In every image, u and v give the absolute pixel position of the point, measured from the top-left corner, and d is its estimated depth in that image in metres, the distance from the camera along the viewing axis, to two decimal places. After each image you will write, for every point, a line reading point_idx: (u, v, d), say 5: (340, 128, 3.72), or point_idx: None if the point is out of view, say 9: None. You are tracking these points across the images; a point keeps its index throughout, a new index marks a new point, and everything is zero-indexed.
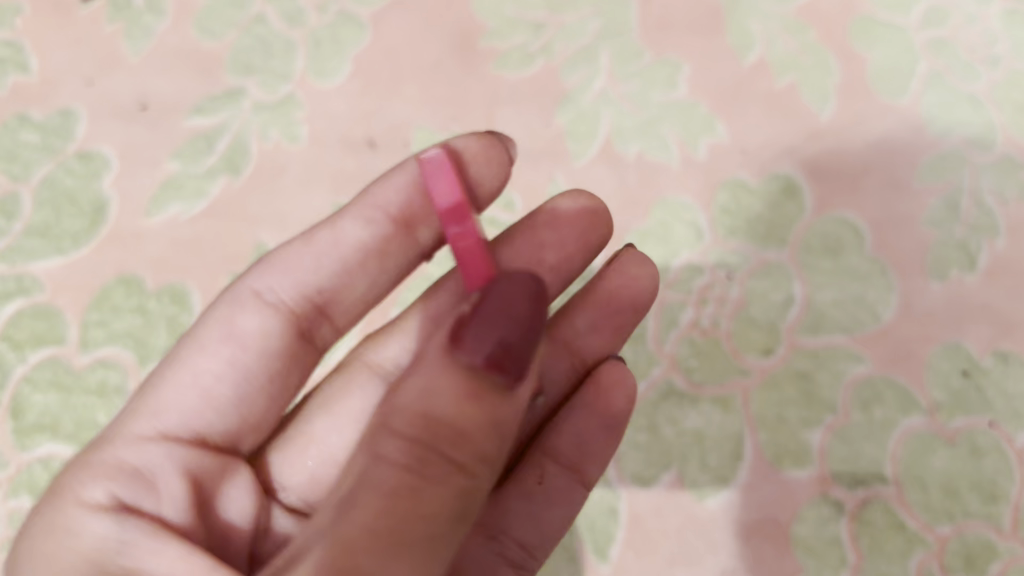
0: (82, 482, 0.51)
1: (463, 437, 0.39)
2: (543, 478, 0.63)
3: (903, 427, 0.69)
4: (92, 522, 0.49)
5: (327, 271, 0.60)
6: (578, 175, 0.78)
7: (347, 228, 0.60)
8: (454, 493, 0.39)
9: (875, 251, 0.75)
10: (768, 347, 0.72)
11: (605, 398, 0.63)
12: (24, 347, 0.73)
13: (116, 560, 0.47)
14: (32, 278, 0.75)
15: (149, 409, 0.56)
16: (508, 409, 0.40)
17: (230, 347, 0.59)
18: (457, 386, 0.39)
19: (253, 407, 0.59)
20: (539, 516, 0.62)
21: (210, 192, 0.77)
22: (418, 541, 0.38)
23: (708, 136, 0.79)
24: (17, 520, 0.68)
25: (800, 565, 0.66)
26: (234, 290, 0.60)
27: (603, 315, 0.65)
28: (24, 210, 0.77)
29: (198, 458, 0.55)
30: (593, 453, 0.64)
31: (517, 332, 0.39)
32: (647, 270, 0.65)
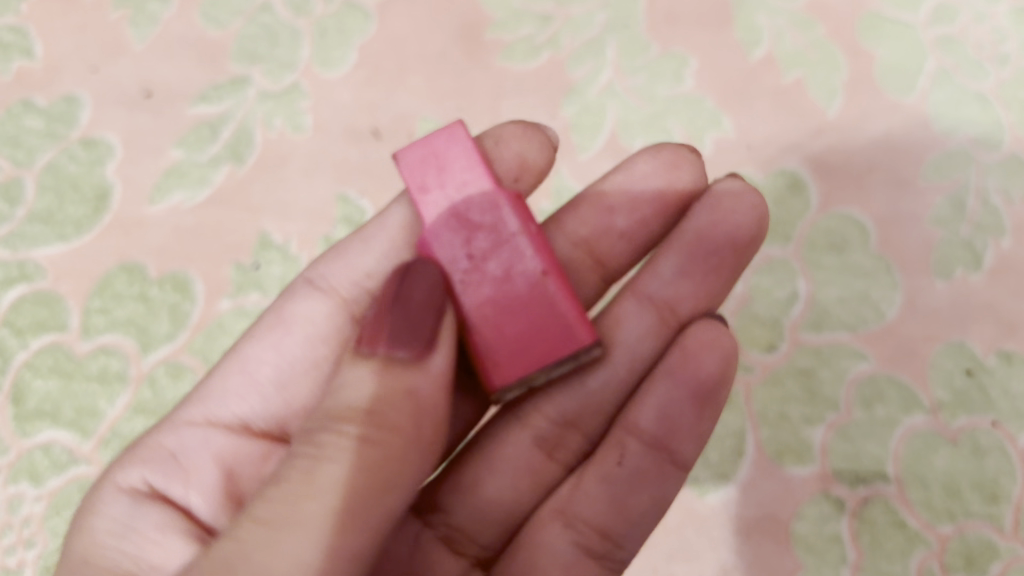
0: (120, 464, 0.56)
1: (369, 415, 0.43)
2: (624, 457, 0.57)
3: (904, 426, 0.69)
4: (113, 503, 0.54)
5: (378, 254, 0.59)
6: (583, 169, 0.78)
7: (394, 214, 0.59)
8: (363, 466, 0.41)
9: (879, 248, 0.74)
10: (771, 343, 0.72)
11: (693, 360, 0.56)
12: (26, 333, 0.73)
13: (123, 542, 0.51)
14: (34, 264, 0.75)
15: (200, 395, 0.59)
16: (420, 381, 0.44)
17: (283, 331, 0.59)
18: (366, 371, 0.44)
19: (297, 394, 0.58)
20: (622, 500, 0.58)
21: (214, 180, 0.77)
22: (330, 515, 0.40)
23: (714, 131, 0.79)
24: (17, 506, 0.68)
25: (800, 563, 0.66)
26: (294, 282, 0.61)
27: (696, 260, 0.60)
28: (27, 195, 0.77)
29: (235, 446, 0.57)
30: (684, 429, 0.57)
31: (418, 321, 0.44)
32: (740, 204, 0.60)
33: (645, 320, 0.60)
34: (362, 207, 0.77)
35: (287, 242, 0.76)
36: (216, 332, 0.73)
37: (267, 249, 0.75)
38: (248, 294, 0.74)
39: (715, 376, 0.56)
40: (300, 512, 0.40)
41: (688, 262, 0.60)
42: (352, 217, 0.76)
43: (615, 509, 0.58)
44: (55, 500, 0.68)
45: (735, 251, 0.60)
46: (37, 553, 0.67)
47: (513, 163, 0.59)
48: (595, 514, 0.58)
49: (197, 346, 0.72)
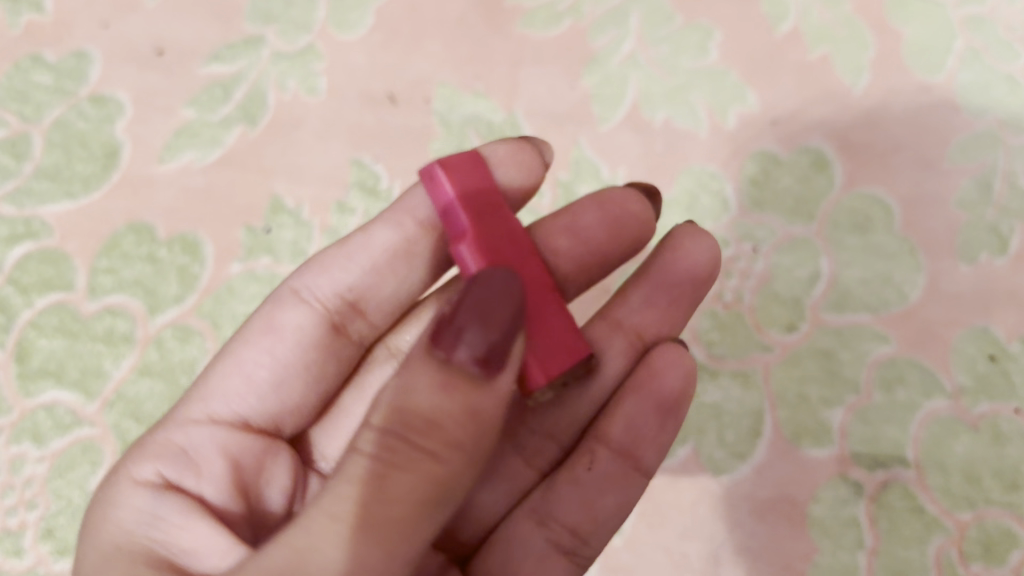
0: (133, 460, 0.51)
1: (433, 427, 0.38)
2: (594, 463, 0.57)
3: (925, 410, 0.68)
4: (131, 498, 0.48)
5: (361, 272, 0.57)
6: (604, 140, 0.76)
7: (376, 234, 0.56)
8: (425, 480, 0.38)
9: (903, 230, 0.73)
10: (792, 323, 0.70)
11: (658, 378, 0.57)
12: (31, 291, 0.71)
13: (150, 534, 0.46)
14: (41, 221, 0.73)
15: (195, 394, 0.55)
16: (485, 400, 0.39)
17: (271, 338, 0.56)
18: (433, 380, 0.38)
19: (293, 395, 0.56)
20: (591, 501, 0.56)
21: (225, 141, 0.75)
22: (389, 523, 0.37)
23: (738, 105, 0.77)
24: (18, 467, 0.67)
25: (816, 546, 0.64)
26: (274, 294, 0.58)
27: (665, 293, 0.60)
28: (34, 150, 0.76)
29: (238, 442, 0.53)
30: (647, 437, 0.57)
31: (491, 326, 0.38)
32: (702, 245, 0.60)
33: (615, 342, 0.59)
34: (376, 172, 0.75)
35: (300, 207, 0.74)
36: (226, 296, 0.71)
37: (279, 213, 0.74)
38: (259, 258, 0.72)
39: (678, 390, 0.57)
40: (362, 517, 0.37)
41: (653, 292, 0.60)
42: (366, 182, 0.75)
43: (583, 506, 0.56)
44: (58, 462, 0.67)
45: (698, 287, 0.60)
46: (38, 515, 0.66)
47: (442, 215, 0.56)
48: (565, 513, 0.56)
49: (205, 309, 0.71)
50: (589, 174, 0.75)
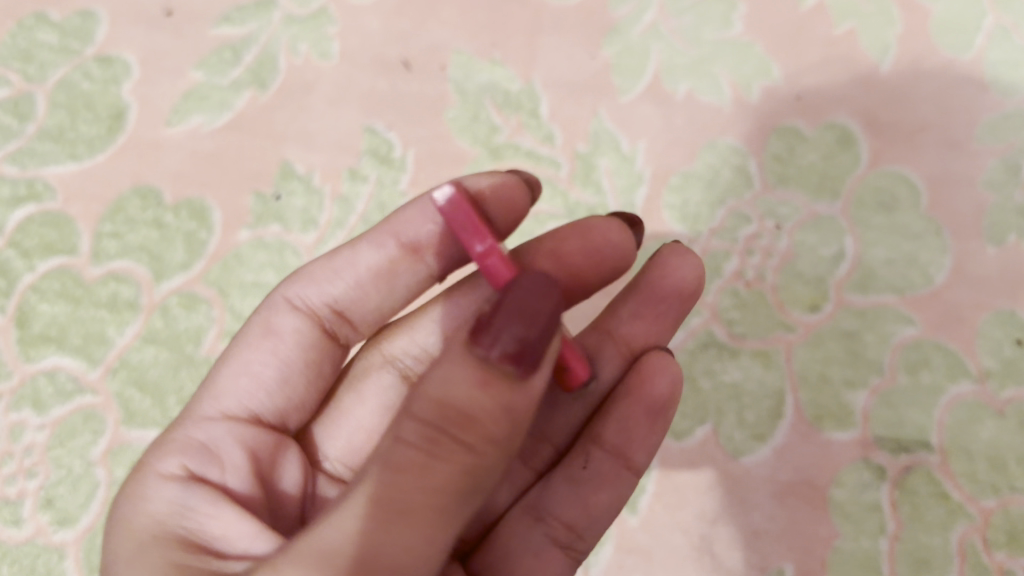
0: (157, 456, 0.49)
1: (471, 422, 0.36)
2: (589, 461, 0.56)
3: (950, 394, 0.66)
4: (158, 489, 0.46)
5: (349, 286, 0.55)
6: (624, 112, 0.73)
7: (363, 253, 0.55)
8: (462, 472, 0.36)
9: (929, 210, 0.71)
10: (815, 303, 0.68)
11: (646, 382, 0.55)
12: (33, 255, 0.69)
13: (182, 524, 0.44)
14: (44, 183, 0.71)
15: (204, 394, 0.53)
16: (518, 399, 0.37)
17: (271, 341, 0.55)
18: (472, 375, 0.36)
19: (298, 391, 0.55)
20: (587, 499, 0.55)
21: (235, 105, 0.73)
22: (427, 512, 0.36)
23: (762, 79, 0.75)
24: (18, 434, 0.65)
25: (837, 530, 0.63)
26: (265, 304, 0.56)
27: (649, 308, 0.59)
28: (38, 111, 0.73)
29: (253, 436, 0.51)
30: (638, 438, 0.56)
31: (532, 326, 0.36)
32: (689, 263, 0.59)
33: (605, 352, 0.58)
34: (389, 140, 0.73)
35: (310, 173, 0.72)
36: (233, 264, 0.69)
37: (288, 179, 0.72)
38: (267, 226, 0.70)
39: (667, 395, 0.56)
40: (402, 504, 0.36)
41: (641, 304, 0.59)
42: (378, 150, 0.73)
43: (578, 502, 0.55)
44: (59, 430, 0.65)
45: (686, 302, 0.59)
46: (38, 484, 0.64)
47: (422, 237, 0.55)
48: (563, 509, 0.55)
49: (212, 277, 0.69)
50: (609, 146, 0.72)
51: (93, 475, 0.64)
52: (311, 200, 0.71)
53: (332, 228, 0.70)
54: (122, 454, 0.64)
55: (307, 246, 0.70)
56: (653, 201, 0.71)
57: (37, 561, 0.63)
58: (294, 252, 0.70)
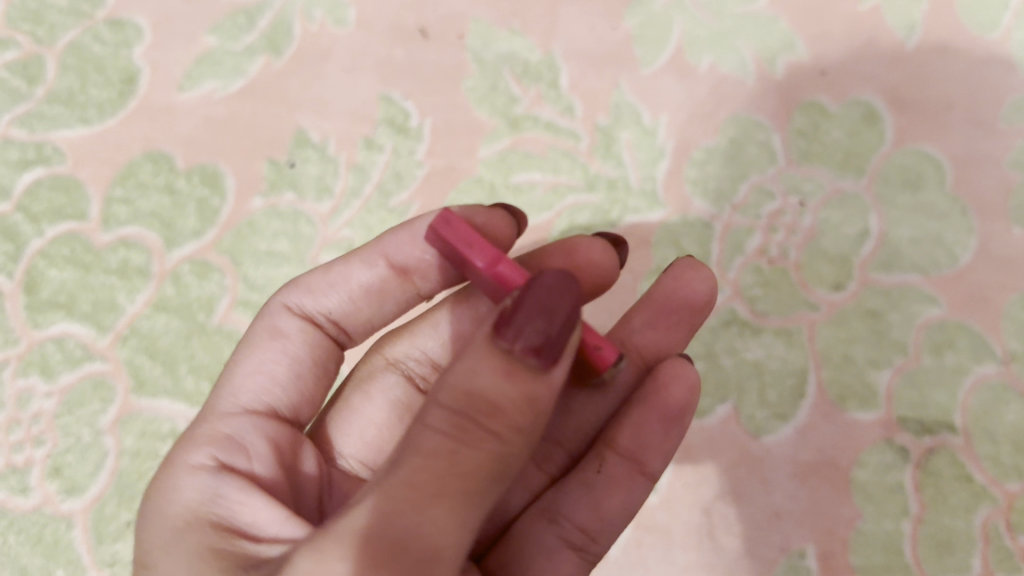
0: (184, 449, 0.47)
1: (498, 410, 0.36)
2: (602, 465, 0.52)
3: (976, 375, 0.64)
4: (188, 481, 0.44)
5: (342, 298, 0.54)
6: (646, 84, 0.72)
7: (356, 270, 0.54)
8: (490, 459, 0.36)
9: (954, 189, 0.69)
10: (839, 282, 0.67)
11: (660, 388, 0.52)
12: (41, 220, 0.69)
13: (214, 511, 0.43)
14: (53, 147, 0.70)
15: (217, 392, 0.51)
16: (542, 390, 0.37)
17: (280, 342, 0.53)
18: (498, 366, 0.36)
19: (308, 387, 0.54)
20: (600, 503, 0.52)
21: (249, 71, 0.72)
22: (459, 497, 0.36)
23: (787, 53, 0.72)
24: (25, 401, 0.65)
25: (858, 511, 0.62)
26: (262, 312, 0.54)
27: (660, 316, 0.57)
28: (47, 73, 0.72)
29: (276, 429, 0.50)
30: (652, 444, 0.52)
31: (553, 320, 0.37)
32: (701, 276, 0.57)
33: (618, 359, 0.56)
34: (406, 109, 0.71)
35: (325, 142, 0.71)
36: (247, 232, 0.68)
37: (303, 147, 0.70)
38: (282, 194, 0.69)
39: (682, 403, 0.52)
40: (434, 488, 0.35)
41: (655, 314, 0.57)
42: (395, 119, 0.71)
43: (591, 506, 0.52)
44: (66, 398, 0.65)
45: (697, 314, 0.57)
46: (45, 453, 0.64)
47: (411, 261, 0.53)
48: (577, 511, 0.51)
49: (225, 245, 0.68)
50: (631, 120, 0.71)
51: (102, 444, 0.64)
52: (324, 169, 0.70)
53: (348, 198, 0.69)
54: (131, 422, 0.65)
55: (322, 215, 0.69)
56: (674, 176, 0.70)
57: (45, 530, 0.63)
58: (309, 221, 0.69)
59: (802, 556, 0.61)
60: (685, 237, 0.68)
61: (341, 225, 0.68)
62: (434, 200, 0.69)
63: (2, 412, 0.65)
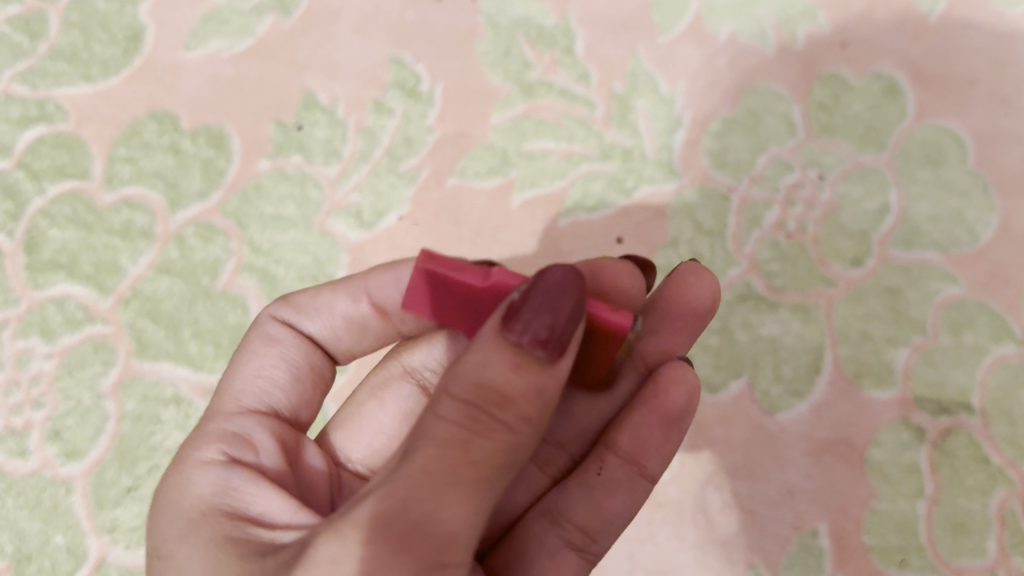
0: (192, 444, 0.45)
1: (510, 401, 0.35)
2: (603, 467, 0.50)
3: (994, 356, 0.63)
4: (198, 476, 0.43)
5: (324, 327, 0.52)
6: (663, 52, 0.70)
7: (338, 302, 0.51)
8: (503, 448, 0.35)
9: (976, 166, 0.67)
10: (857, 258, 0.65)
11: (659, 393, 0.50)
12: (43, 178, 0.68)
13: (225, 502, 0.42)
14: (55, 105, 0.69)
15: (216, 396, 0.49)
16: (551, 381, 0.37)
17: (276, 347, 0.51)
18: (507, 358, 0.36)
19: (306, 392, 0.52)
20: (601, 505, 0.50)
21: (256, 31, 0.70)
22: (474, 485, 0.35)
23: (807, 24, 0.70)
24: (25, 362, 0.64)
25: (873, 491, 0.61)
26: (251, 325, 0.52)
27: (662, 322, 0.52)
28: (51, 30, 0.70)
29: (280, 426, 0.48)
30: (653, 446, 0.50)
31: (559, 314, 0.36)
32: (704, 283, 0.52)
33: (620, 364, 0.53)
34: (417, 73, 0.70)
35: (334, 105, 0.69)
36: (253, 195, 0.67)
37: (311, 109, 0.69)
38: (289, 156, 0.68)
39: (684, 406, 0.49)
40: (450, 476, 0.34)
41: (654, 321, 0.52)
42: (405, 83, 0.69)
43: (593, 507, 0.50)
44: (67, 359, 0.64)
45: (699, 322, 0.52)
46: (45, 416, 0.63)
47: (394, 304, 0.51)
48: (577, 512, 0.50)
49: (231, 208, 0.67)
50: (647, 88, 0.69)
51: (102, 407, 0.63)
52: (331, 133, 0.68)
53: (356, 162, 0.67)
54: (132, 386, 0.64)
55: (330, 179, 0.67)
56: (691, 146, 0.68)
57: (44, 494, 0.62)
58: (316, 184, 0.67)
59: (815, 535, 0.60)
60: (701, 209, 0.67)
61: (349, 190, 0.67)
62: (445, 168, 0.68)
63: (2, 373, 0.64)
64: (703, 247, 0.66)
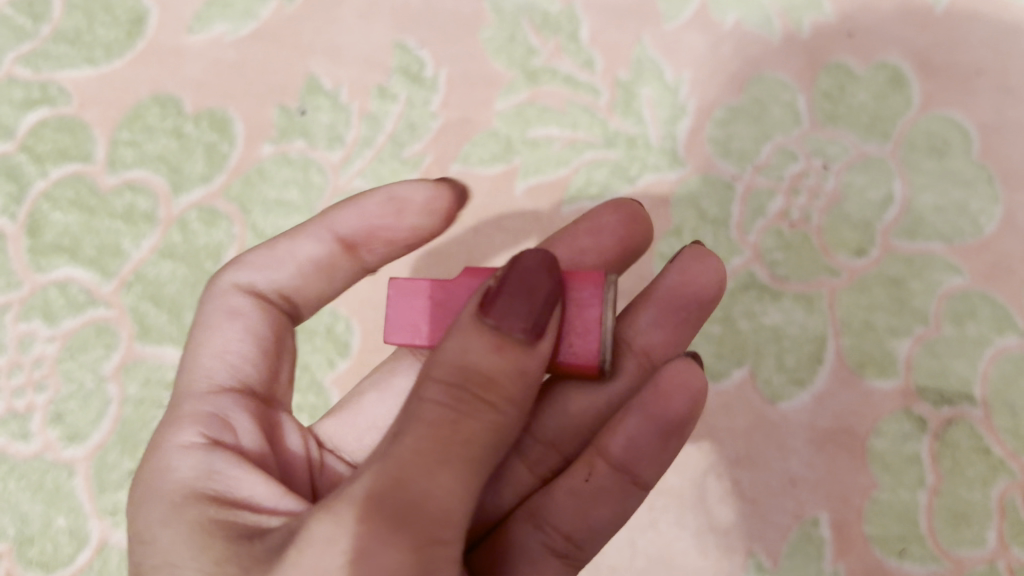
0: (169, 429, 0.45)
1: (494, 383, 0.36)
2: (593, 473, 0.48)
3: (997, 347, 0.63)
4: (181, 459, 0.43)
5: (292, 274, 0.52)
6: (669, 38, 0.70)
7: (302, 246, 0.52)
8: (487, 427, 0.36)
9: (981, 157, 0.66)
10: (861, 248, 0.65)
11: (659, 399, 0.47)
12: (46, 161, 0.67)
13: (209, 486, 0.42)
14: (58, 87, 0.69)
15: (182, 373, 0.49)
16: (532, 364, 0.38)
17: (241, 321, 0.50)
18: (490, 343, 0.36)
19: (273, 364, 0.51)
20: (588, 514, 0.47)
21: (260, 14, 0.70)
22: (463, 462, 0.35)
23: (812, 12, 0.70)
24: (27, 344, 0.64)
25: (874, 481, 0.61)
26: (208, 294, 0.52)
27: (667, 315, 0.53)
28: (53, 12, 0.70)
29: (257, 405, 0.48)
30: (648, 456, 0.48)
31: (534, 299, 0.38)
32: (709, 268, 0.53)
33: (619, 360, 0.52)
34: (421, 58, 0.69)
35: (337, 89, 0.69)
36: (256, 179, 0.67)
37: (315, 94, 0.69)
38: (292, 141, 0.68)
39: (684, 413, 0.47)
40: (439, 455, 0.35)
41: (659, 312, 0.53)
42: (409, 68, 0.69)
43: (577, 513, 0.47)
44: (69, 342, 0.64)
45: (704, 309, 0.53)
46: (47, 399, 0.63)
47: (360, 233, 0.52)
48: (563, 518, 0.47)
49: (233, 192, 0.67)
50: (652, 75, 0.69)
51: (104, 390, 0.63)
52: (334, 118, 0.68)
53: (359, 147, 0.67)
54: (135, 369, 0.64)
55: (333, 164, 0.67)
56: (695, 134, 0.68)
57: (47, 477, 0.62)
58: (319, 169, 0.67)
59: (815, 524, 0.60)
60: (704, 198, 0.67)
61: (352, 175, 0.67)
62: (449, 153, 0.67)
63: (4, 355, 0.64)
64: (706, 236, 0.66)
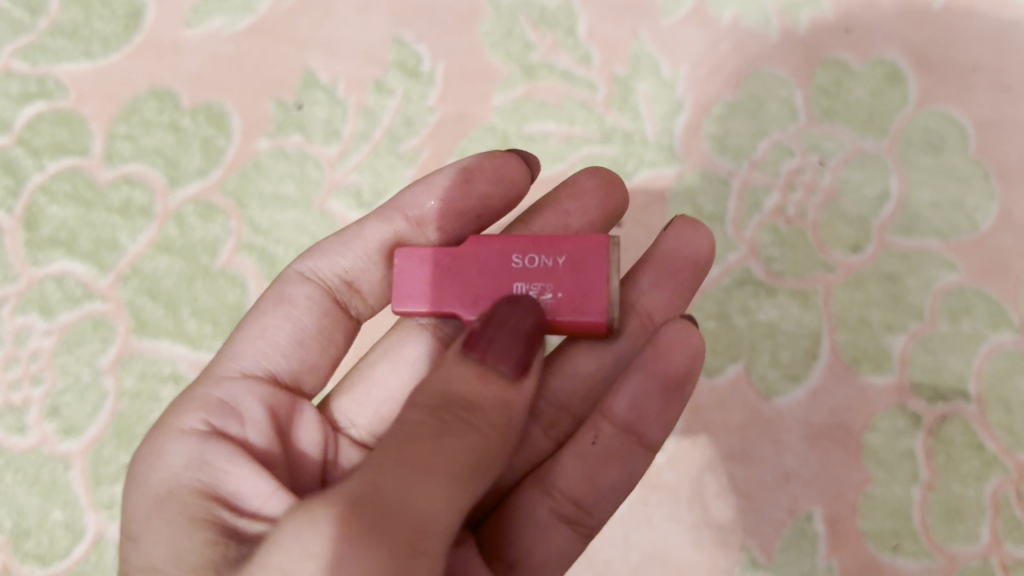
0: (177, 411, 0.46)
1: (477, 407, 0.37)
2: (598, 437, 0.49)
3: (992, 343, 0.63)
4: (176, 447, 0.43)
5: (358, 257, 0.53)
6: (666, 33, 0.70)
7: (371, 229, 0.53)
8: (472, 446, 0.36)
9: (977, 153, 0.66)
10: (857, 244, 0.65)
11: (661, 356, 0.47)
12: (42, 155, 0.67)
13: (198, 477, 0.42)
14: (55, 81, 0.69)
15: (217, 355, 0.50)
16: (517, 398, 0.38)
17: (287, 308, 0.52)
18: (473, 373, 0.38)
19: (312, 354, 0.52)
20: (595, 477, 0.48)
21: (257, 8, 0.70)
22: (447, 473, 0.35)
23: (811, 8, 0.70)
24: (24, 338, 0.64)
25: (868, 476, 0.61)
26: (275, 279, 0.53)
27: (663, 277, 0.53)
28: (50, 6, 0.70)
29: (274, 394, 0.49)
30: (651, 415, 0.48)
31: (518, 336, 0.39)
32: (702, 235, 0.54)
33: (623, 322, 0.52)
34: (418, 53, 0.69)
35: (334, 84, 0.69)
36: (253, 173, 0.67)
37: (311, 88, 0.69)
38: (289, 135, 0.68)
39: (685, 369, 0.47)
40: (422, 461, 0.35)
41: (657, 276, 0.53)
42: (406, 63, 0.69)
43: (586, 478, 0.48)
44: (66, 336, 0.64)
45: (699, 272, 0.54)
46: (43, 392, 0.64)
47: (430, 210, 0.53)
48: (571, 482, 0.48)
49: (230, 186, 0.67)
50: (649, 71, 0.69)
51: (101, 384, 0.63)
52: (331, 112, 0.68)
53: (356, 142, 0.67)
54: (132, 363, 0.64)
55: (330, 158, 0.67)
56: (692, 130, 0.68)
57: (43, 470, 0.62)
58: (315, 163, 0.67)
59: (809, 519, 0.61)
60: (701, 193, 0.67)
61: (348, 169, 0.67)
62: (445, 148, 0.67)
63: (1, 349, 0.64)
64: None
